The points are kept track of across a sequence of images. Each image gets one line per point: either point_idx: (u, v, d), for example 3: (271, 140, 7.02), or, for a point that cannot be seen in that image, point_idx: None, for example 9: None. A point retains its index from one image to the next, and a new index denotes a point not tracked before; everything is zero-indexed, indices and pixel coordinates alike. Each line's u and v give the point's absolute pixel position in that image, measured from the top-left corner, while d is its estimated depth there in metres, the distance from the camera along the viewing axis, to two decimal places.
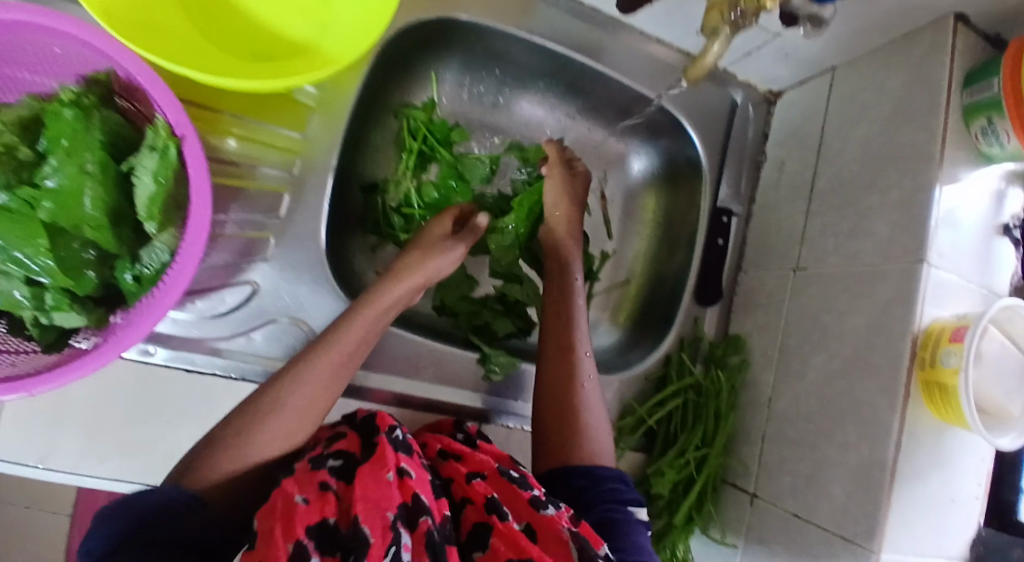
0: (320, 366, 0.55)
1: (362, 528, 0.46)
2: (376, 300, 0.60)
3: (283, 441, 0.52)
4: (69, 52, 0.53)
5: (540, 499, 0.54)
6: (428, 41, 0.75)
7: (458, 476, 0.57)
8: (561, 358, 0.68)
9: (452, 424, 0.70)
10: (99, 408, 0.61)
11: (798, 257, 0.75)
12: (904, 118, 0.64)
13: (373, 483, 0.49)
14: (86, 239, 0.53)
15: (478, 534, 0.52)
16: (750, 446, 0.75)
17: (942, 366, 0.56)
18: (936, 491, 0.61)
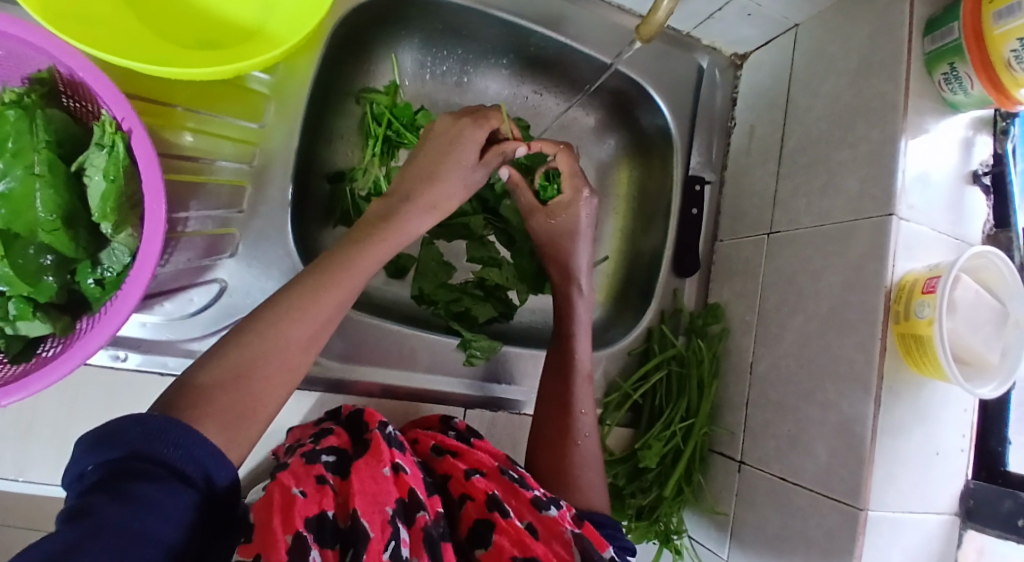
0: (322, 295, 0.49)
1: (361, 522, 0.45)
2: (383, 230, 0.54)
3: (282, 380, 0.46)
4: (9, 52, 0.51)
5: (543, 499, 0.53)
6: (384, 22, 0.75)
7: (455, 472, 0.56)
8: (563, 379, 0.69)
9: (439, 420, 0.67)
10: (72, 416, 0.61)
11: (772, 221, 0.75)
12: (870, 70, 0.64)
13: (371, 478, 0.49)
14: (41, 244, 0.52)
15: (478, 531, 0.51)
16: (736, 414, 0.75)
17: (917, 318, 0.56)
18: (919, 444, 0.61)
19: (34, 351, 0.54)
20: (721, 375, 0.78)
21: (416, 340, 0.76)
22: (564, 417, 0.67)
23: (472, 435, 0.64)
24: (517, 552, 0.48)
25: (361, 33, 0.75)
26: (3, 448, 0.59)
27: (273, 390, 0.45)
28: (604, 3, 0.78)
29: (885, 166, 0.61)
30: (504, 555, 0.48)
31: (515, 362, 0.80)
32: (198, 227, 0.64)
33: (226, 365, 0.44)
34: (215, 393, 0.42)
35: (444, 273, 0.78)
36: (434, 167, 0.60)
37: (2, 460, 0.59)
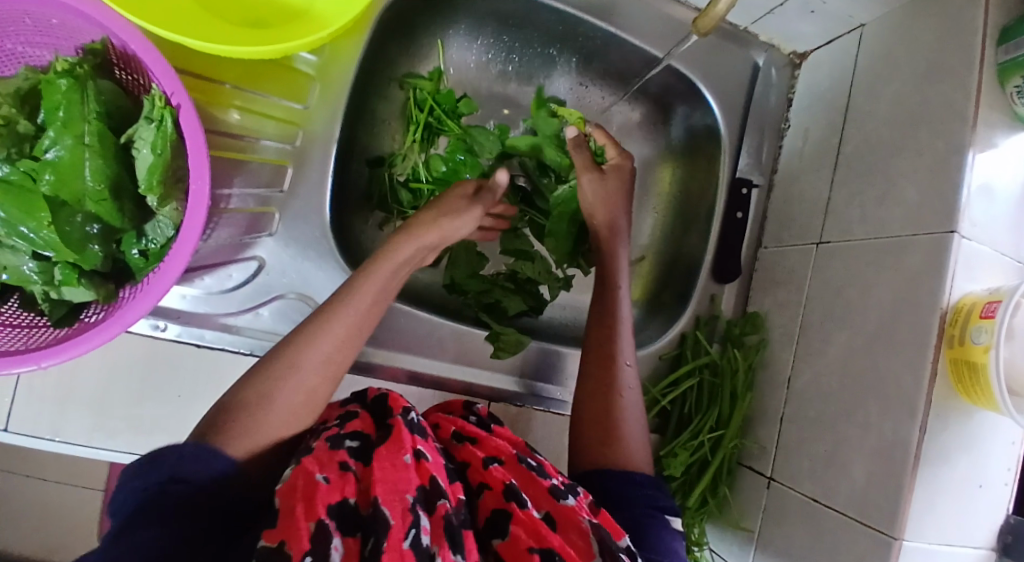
0: (338, 323, 0.53)
1: (381, 508, 0.44)
2: (393, 253, 0.57)
3: (304, 401, 0.50)
4: (68, 24, 0.53)
5: (561, 488, 0.52)
6: (431, 5, 0.74)
7: (475, 462, 0.56)
8: (604, 330, 0.66)
9: (462, 405, 0.67)
10: (110, 381, 0.63)
11: (821, 230, 0.72)
12: (940, 75, 0.60)
13: (391, 465, 0.48)
14: (88, 213, 0.53)
15: (495, 522, 0.50)
16: (767, 427, 0.73)
17: (972, 343, 0.53)
18: (963, 474, 0.58)
19: (77, 316, 0.56)
20: (754, 386, 0.76)
21: (446, 329, 0.75)
22: (606, 375, 0.64)
23: (492, 422, 0.63)
24: (533, 543, 0.47)
25: (409, 18, 0.74)
26: (46, 409, 0.61)
27: (301, 414, 0.50)
28: None
29: (949, 180, 0.57)
30: (520, 546, 0.47)
31: (544, 358, 0.79)
32: (241, 207, 0.64)
33: (258, 388, 0.49)
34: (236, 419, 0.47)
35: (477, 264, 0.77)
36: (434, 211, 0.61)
37: (41, 418, 0.61)
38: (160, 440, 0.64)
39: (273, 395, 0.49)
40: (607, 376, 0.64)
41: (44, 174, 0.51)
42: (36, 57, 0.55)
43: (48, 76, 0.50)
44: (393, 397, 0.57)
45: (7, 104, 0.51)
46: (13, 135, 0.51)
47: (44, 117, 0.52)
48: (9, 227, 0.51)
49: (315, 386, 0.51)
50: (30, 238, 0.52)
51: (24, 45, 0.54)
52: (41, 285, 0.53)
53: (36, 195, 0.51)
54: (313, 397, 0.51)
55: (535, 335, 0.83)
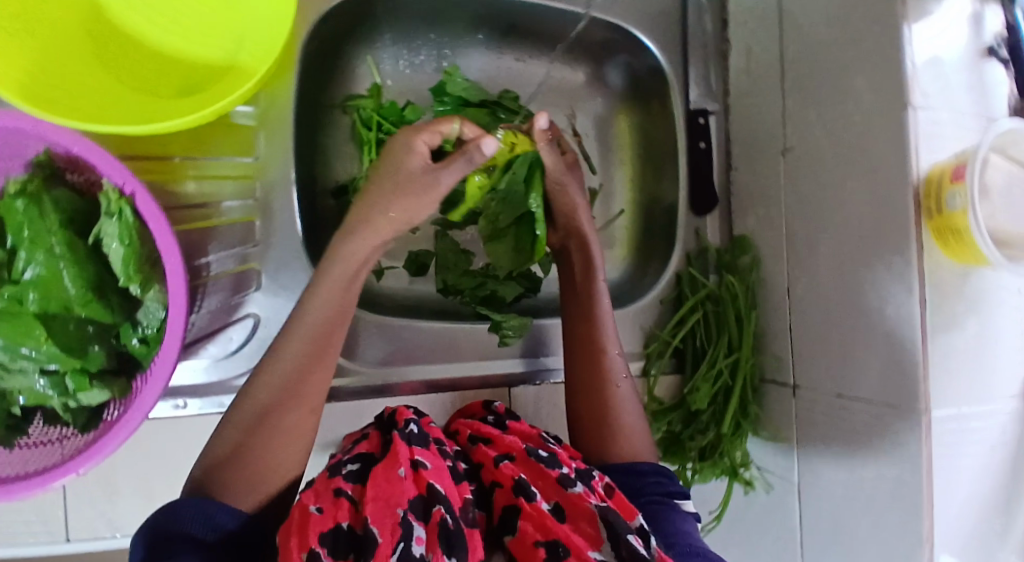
0: (296, 345, 0.53)
1: (371, 528, 0.45)
2: (341, 251, 0.55)
3: (290, 434, 0.51)
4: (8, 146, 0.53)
5: (569, 478, 0.54)
6: (352, 23, 0.74)
7: (486, 461, 0.57)
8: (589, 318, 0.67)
9: (481, 406, 0.69)
10: (148, 469, 0.64)
11: (784, 139, 0.73)
12: None
13: (387, 481, 0.49)
14: (80, 318, 0.54)
15: (506, 517, 0.52)
16: (781, 342, 0.74)
17: (950, 210, 0.54)
18: (975, 337, 0.59)
19: (100, 418, 0.58)
20: (758, 305, 0.77)
21: (450, 331, 0.77)
22: (591, 364, 0.65)
23: (509, 419, 0.66)
24: (540, 537, 0.48)
25: (335, 41, 0.74)
26: (94, 512, 0.63)
27: (286, 441, 0.51)
28: None
29: (892, 59, 0.58)
30: (527, 542, 0.48)
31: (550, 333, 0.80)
32: (219, 269, 0.65)
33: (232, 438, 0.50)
34: (233, 461, 0.49)
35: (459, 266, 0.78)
36: (393, 197, 0.55)
37: (91, 522, 0.63)
38: None
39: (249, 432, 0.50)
40: (593, 364, 0.65)
41: (28, 294, 0.51)
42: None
43: (4, 200, 0.51)
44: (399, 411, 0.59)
45: None
46: None
47: (11, 241, 0.52)
48: (10, 352, 0.52)
49: (313, 394, 0.53)
50: (32, 357, 0.52)
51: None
52: (58, 399, 0.55)
53: (26, 316, 0.51)
54: (295, 429, 0.52)
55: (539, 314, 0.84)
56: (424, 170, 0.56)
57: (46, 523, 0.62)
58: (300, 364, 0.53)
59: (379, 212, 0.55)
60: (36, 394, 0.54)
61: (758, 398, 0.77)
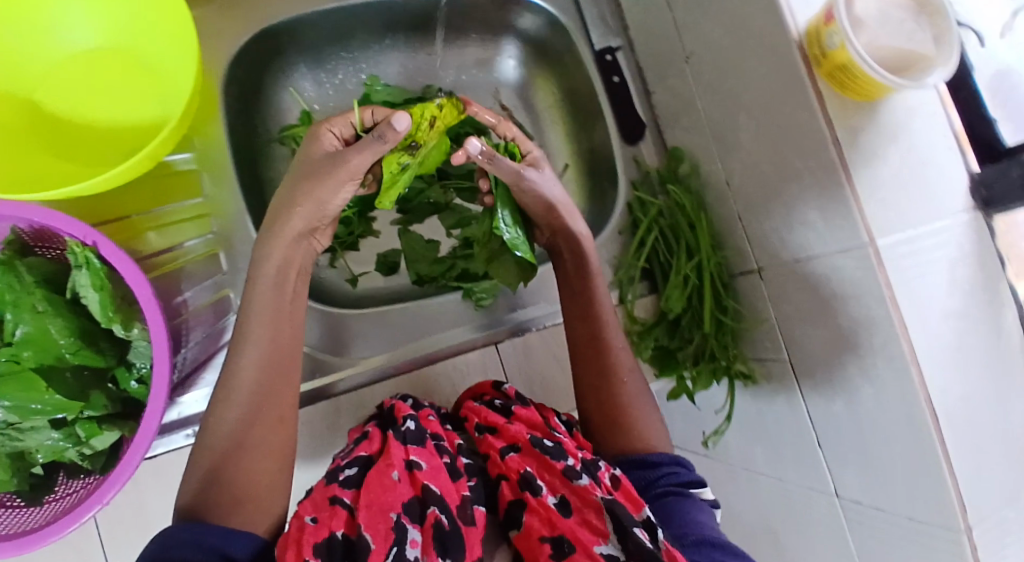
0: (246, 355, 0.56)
1: (363, 536, 0.46)
2: (276, 233, 0.58)
3: (263, 451, 0.53)
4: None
5: (573, 468, 0.55)
6: (264, 62, 0.80)
7: (492, 454, 0.59)
8: (589, 323, 0.69)
9: (493, 386, 0.71)
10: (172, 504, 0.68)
11: (683, 47, 0.76)
12: None
13: (382, 488, 0.50)
14: (74, 366, 0.59)
15: (512, 513, 0.55)
16: (737, 237, 0.76)
17: (832, 49, 0.57)
18: (901, 161, 0.60)
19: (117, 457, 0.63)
20: (707, 205, 0.79)
21: (428, 312, 0.80)
22: (596, 364, 0.67)
23: (516, 404, 0.66)
24: (546, 531, 0.52)
25: (253, 78, 0.80)
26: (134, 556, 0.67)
27: (262, 459, 0.52)
28: None
29: None
30: (534, 536, 0.52)
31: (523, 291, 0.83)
32: (194, 306, 0.70)
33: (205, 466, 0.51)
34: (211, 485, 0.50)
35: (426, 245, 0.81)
36: (306, 183, 0.57)
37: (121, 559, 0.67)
38: None
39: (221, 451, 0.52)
40: (595, 361, 0.67)
41: (22, 352, 0.57)
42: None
43: None
44: (398, 408, 0.61)
45: None
46: None
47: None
48: (17, 411, 0.56)
49: (279, 406, 0.55)
50: (41, 410, 0.57)
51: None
52: (73, 448, 0.59)
53: (24, 372, 0.56)
54: (269, 447, 0.53)
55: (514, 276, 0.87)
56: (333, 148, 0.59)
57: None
58: (253, 376, 0.55)
59: (307, 198, 0.58)
60: (51, 449, 0.58)
61: (736, 295, 0.79)
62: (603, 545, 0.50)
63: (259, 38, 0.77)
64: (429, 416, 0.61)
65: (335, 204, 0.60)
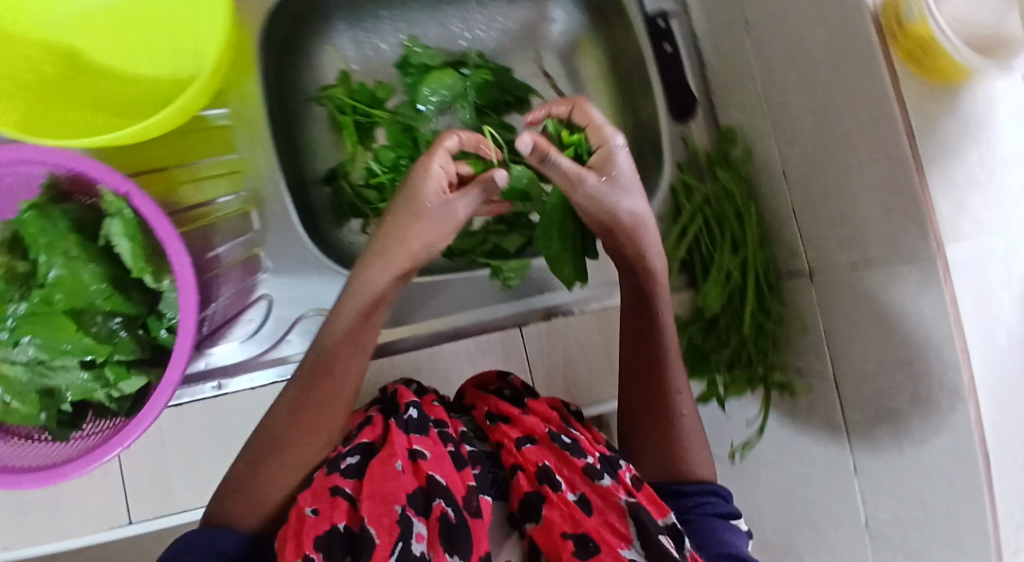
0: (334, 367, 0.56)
1: (368, 529, 0.47)
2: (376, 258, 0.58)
3: (309, 433, 0.55)
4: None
5: (595, 468, 0.53)
6: (298, 20, 0.76)
7: (507, 442, 0.57)
8: (646, 356, 0.63)
9: (495, 376, 0.66)
10: (160, 479, 0.68)
11: (744, 18, 0.68)
12: (842, 28, 0.55)
13: (385, 476, 0.51)
14: (105, 312, 0.63)
15: (529, 504, 0.52)
16: (785, 216, 0.68)
17: (910, 22, 0.50)
18: (977, 161, 0.51)
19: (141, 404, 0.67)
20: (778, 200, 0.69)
21: (463, 304, 0.78)
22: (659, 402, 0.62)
23: (526, 395, 0.63)
24: (567, 528, 0.50)
25: (294, 37, 0.77)
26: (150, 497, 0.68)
27: (307, 441, 0.55)
28: None
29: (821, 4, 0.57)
30: (555, 530, 0.51)
31: (703, 31, 0.75)
32: (227, 262, 0.73)
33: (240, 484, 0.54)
34: (243, 481, 0.54)
35: (470, 123, 0.80)
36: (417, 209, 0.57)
37: (101, 512, 0.67)
38: None
39: (258, 480, 0.53)
40: (660, 401, 0.62)
41: (108, 356, 0.63)
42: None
43: (23, 220, 0.59)
44: (401, 393, 0.60)
45: (6, 256, 0.60)
46: (15, 278, 0.60)
47: (34, 256, 0.60)
48: (49, 351, 0.61)
49: (320, 421, 0.56)
50: (71, 351, 0.61)
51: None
52: (101, 389, 0.64)
53: (59, 317, 0.60)
54: (317, 430, 0.55)
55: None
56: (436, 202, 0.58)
57: (66, 518, 0.66)
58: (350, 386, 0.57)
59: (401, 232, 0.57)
60: (81, 389, 0.63)
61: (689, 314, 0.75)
62: (628, 550, 0.50)
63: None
64: (432, 403, 0.60)
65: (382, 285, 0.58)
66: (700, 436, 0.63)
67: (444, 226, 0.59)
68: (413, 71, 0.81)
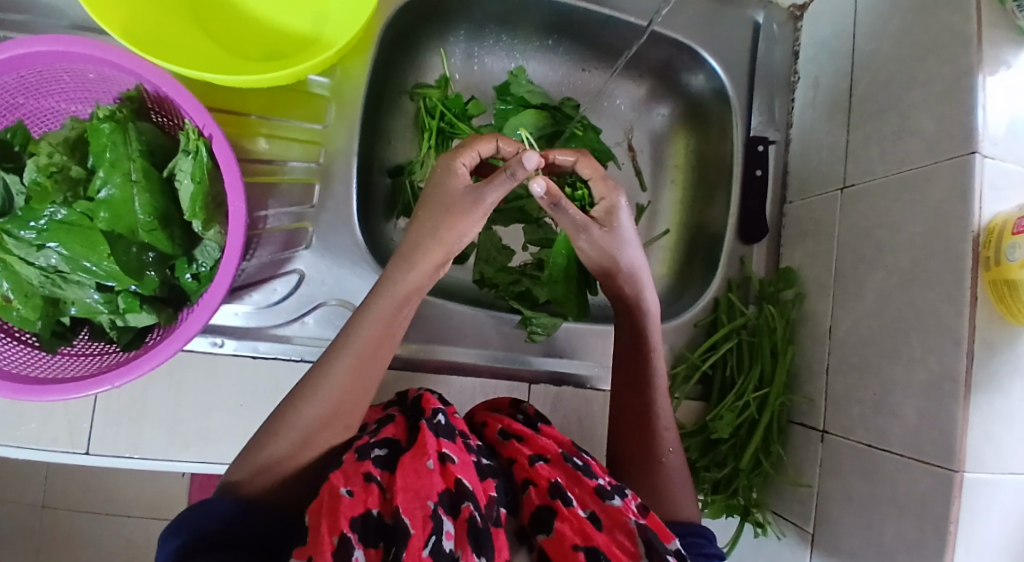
0: (375, 357, 0.58)
1: (403, 519, 0.49)
2: (409, 258, 0.58)
3: (338, 418, 0.57)
4: (70, 74, 0.57)
5: (606, 489, 0.55)
6: (425, 18, 0.77)
7: (521, 459, 0.59)
8: (640, 398, 0.65)
9: (509, 403, 0.68)
10: (129, 428, 0.64)
11: (844, 174, 0.69)
12: (942, 233, 0.56)
13: (416, 472, 0.52)
14: (143, 243, 0.54)
15: (540, 517, 0.54)
16: (815, 398, 0.70)
17: (1008, 263, 0.51)
18: (1016, 400, 0.55)
19: (143, 339, 0.58)
20: (812, 364, 0.71)
21: (477, 338, 0.78)
22: (646, 441, 0.65)
23: (540, 421, 0.65)
24: (579, 541, 0.51)
25: (412, 30, 0.77)
26: (114, 433, 0.63)
27: (335, 428, 0.57)
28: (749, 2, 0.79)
29: (929, 200, 0.58)
30: (566, 544, 0.51)
31: (799, 165, 0.77)
32: (274, 228, 0.67)
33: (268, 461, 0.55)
34: (280, 462, 0.55)
35: None
36: (445, 211, 0.57)
37: (61, 433, 0.63)
38: (231, 445, 0.65)
39: (288, 460, 0.55)
40: (648, 439, 0.65)
41: (99, 212, 0.52)
42: (44, 80, 0.57)
43: (92, 123, 0.53)
44: (425, 399, 0.61)
45: (59, 154, 0.53)
46: (67, 180, 0.53)
47: (92, 161, 0.54)
48: (73, 263, 0.53)
49: (349, 414, 0.58)
50: (93, 270, 0.53)
51: (57, 102, 0.59)
52: (108, 314, 0.55)
53: (92, 231, 0.52)
54: (344, 415, 0.58)
55: (681, 298, 0.80)
56: (461, 190, 0.58)
57: (24, 429, 0.62)
58: (377, 372, 0.59)
59: (447, 233, 0.57)
60: (87, 306, 0.55)
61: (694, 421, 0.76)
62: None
63: None
64: (455, 411, 0.61)
65: (418, 274, 0.58)
66: (684, 473, 0.66)
67: (470, 222, 0.58)
68: (510, 99, 0.82)
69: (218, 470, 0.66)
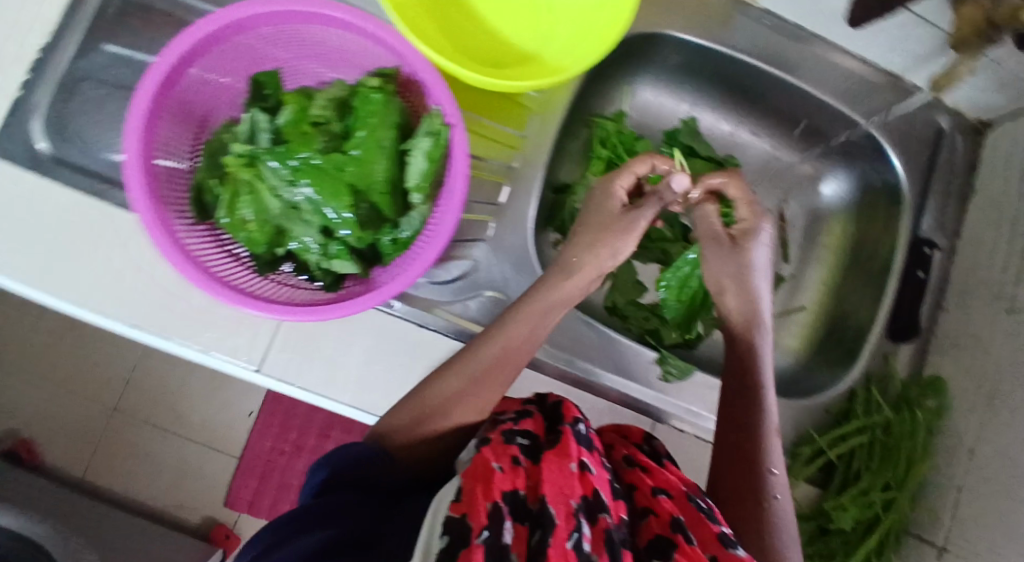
0: (518, 350, 0.63)
1: (549, 507, 0.45)
2: (563, 267, 0.65)
3: (473, 397, 0.61)
4: (336, 40, 0.63)
5: (730, 537, 0.50)
6: (628, 56, 0.80)
7: (642, 485, 0.55)
8: (748, 432, 0.61)
9: (640, 434, 0.66)
10: (298, 358, 0.67)
11: (1017, 297, 0.70)
12: None
13: (559, 467, 0.48)
14: (371, 203, 0.62)
15: (657, 548, 0.49)
16: (941, 512, 0.69)
17: None
18: None
19: (341, 284, 0.65)
20: (943, 479, 0.71)
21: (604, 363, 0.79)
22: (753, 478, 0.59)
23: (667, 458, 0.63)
24: None
25: (611, 64, 0.81)
26: (286, 360, 0.67)
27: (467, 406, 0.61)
28: (938, 106, 0.81)
29: None
30: None
31: (964, 278, 0.77)
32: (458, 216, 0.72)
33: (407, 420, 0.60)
34: (415, 423, 0.60)
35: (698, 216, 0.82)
36: (601, 231, 0.65)
37: (241, 346, 0.66)
38: (385, 398, 0.69)
39: (422, 424, 0.60)
40: (752, 477, 0.59)
41: (347, 167, 0.60)
42: (313, 41, 0.63)
43: (363, 90, 0.61)
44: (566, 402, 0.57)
45: (329, 110, 0.61)
46: (328, 133, 0.61)
47: (351, 121, 0.62)
48: (316, 205, 0.61)
49: (483, 397, 0.61)
50: (328, 215, 0.61)
51: (313, 63, 0.66)
52: (320, 256, 0.63)
53: (337, 182, 0.60)
54: (480, 398, 0.61)
55: (814, 379, 0.79)
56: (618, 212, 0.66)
57: (205, 335, 0.66)
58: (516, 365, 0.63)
59: (603, 254, 0.65)
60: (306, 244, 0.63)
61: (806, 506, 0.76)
62: None
63: (642, 36, 0.77)
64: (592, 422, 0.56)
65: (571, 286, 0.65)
66: (791, 525, 0.58)
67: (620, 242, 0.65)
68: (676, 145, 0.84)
69: (365, 419, 0.69)
